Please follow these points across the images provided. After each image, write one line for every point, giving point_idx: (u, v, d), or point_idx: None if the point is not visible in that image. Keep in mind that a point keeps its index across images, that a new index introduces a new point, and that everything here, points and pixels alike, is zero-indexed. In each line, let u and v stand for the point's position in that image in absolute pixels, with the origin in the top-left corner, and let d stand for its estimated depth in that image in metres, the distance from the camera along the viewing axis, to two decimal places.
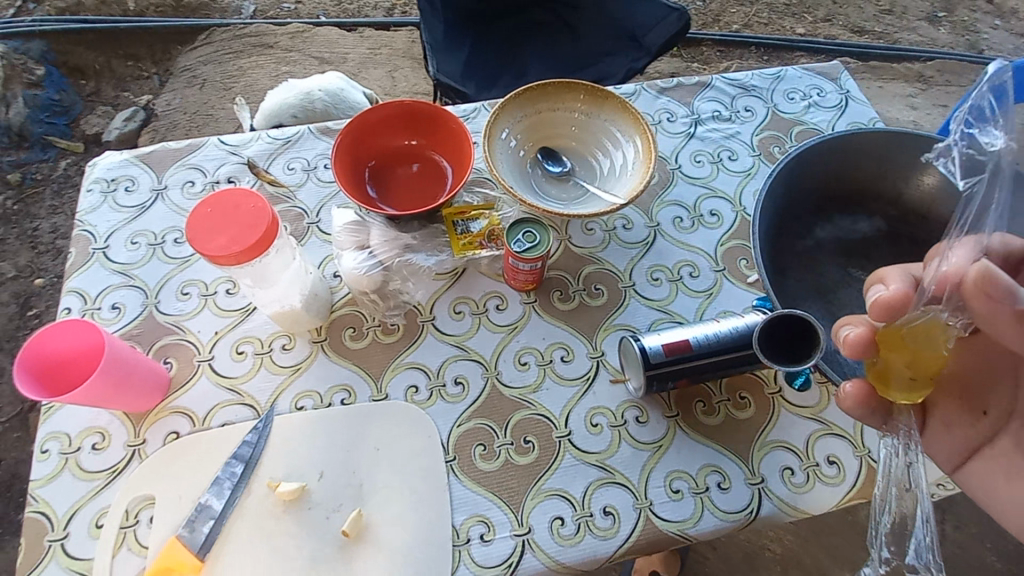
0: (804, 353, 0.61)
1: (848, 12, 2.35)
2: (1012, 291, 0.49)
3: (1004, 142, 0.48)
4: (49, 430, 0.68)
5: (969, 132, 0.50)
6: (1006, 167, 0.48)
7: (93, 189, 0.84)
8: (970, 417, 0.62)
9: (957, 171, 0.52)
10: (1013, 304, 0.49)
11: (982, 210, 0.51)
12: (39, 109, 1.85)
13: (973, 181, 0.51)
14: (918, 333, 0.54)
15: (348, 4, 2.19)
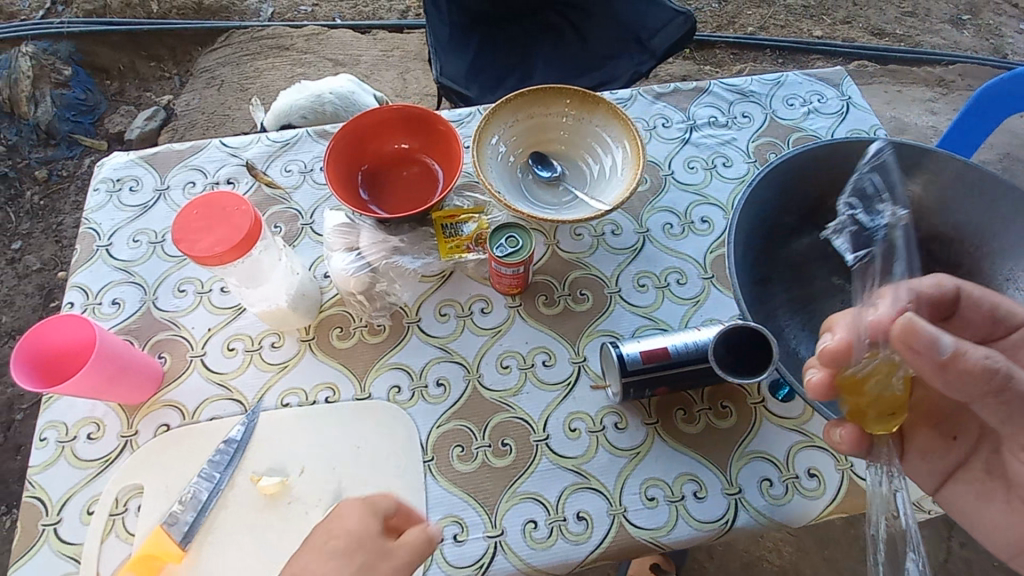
0: (757, 365, 0.62)
1: (869, 14, 2.30)
2: (932, 339, 0.48)
3: (884, 218, 0.61)
4: (48, 419, 0.71)
5: (857, 214, 0.64)
6: (888, 237, 0.60)
7: (100, 188, 0.87)
8: (942, 442, 0.62)
9: (848, 244, 0.63)
10: (936, 355, 0.48)
11: (884, 269, 0.59)
12: (66, 109, 1.92)
13: (862, 252, 0.62)
14: (874, 375, 0.55)
15: (362, 6, 2.23)
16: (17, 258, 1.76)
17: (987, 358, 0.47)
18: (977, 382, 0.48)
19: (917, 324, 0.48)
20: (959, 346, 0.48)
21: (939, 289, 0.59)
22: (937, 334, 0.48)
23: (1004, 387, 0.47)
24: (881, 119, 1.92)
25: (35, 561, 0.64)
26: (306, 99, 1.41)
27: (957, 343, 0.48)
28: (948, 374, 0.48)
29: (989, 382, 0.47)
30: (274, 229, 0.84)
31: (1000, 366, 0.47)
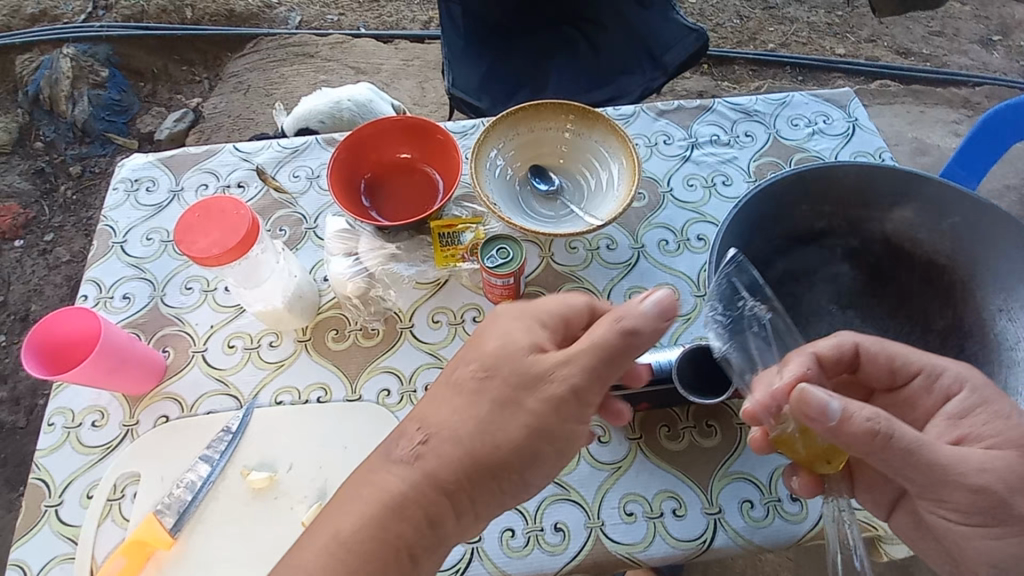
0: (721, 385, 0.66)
1: (894, 33, 2.27)
2: (824, 404, 0.53)
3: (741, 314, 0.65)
4: (57, 406, 0.75)
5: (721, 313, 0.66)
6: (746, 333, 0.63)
7: (119, 188, 0.92)
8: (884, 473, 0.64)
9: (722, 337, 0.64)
10: (828, 417, 0.53)
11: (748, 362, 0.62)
12: (101, 108, 2.01)
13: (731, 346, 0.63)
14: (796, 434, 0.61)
15: (387, 17, 2.29)
16: (49, 250, 1.85)
17: (872, 418, 0.52)
18: (867, 443, 0.52)
19: (809, 392, 0.53)
20: (846, 409, 0.53)
21: (838, 349, 0.61)
22: (826, 400, 0.53)
23: (891, 445, 0.52)
24: (902, 139, 1.89)
25: (36, 540, 0.67)
26: (326, 106, 1.45)
27: (845, 406, 0.53)
28: (842, 435, 0.53)
29: (876, 442, 0.52)
30: (279, 232, 0.87)
31: (884, 424, 0.52)
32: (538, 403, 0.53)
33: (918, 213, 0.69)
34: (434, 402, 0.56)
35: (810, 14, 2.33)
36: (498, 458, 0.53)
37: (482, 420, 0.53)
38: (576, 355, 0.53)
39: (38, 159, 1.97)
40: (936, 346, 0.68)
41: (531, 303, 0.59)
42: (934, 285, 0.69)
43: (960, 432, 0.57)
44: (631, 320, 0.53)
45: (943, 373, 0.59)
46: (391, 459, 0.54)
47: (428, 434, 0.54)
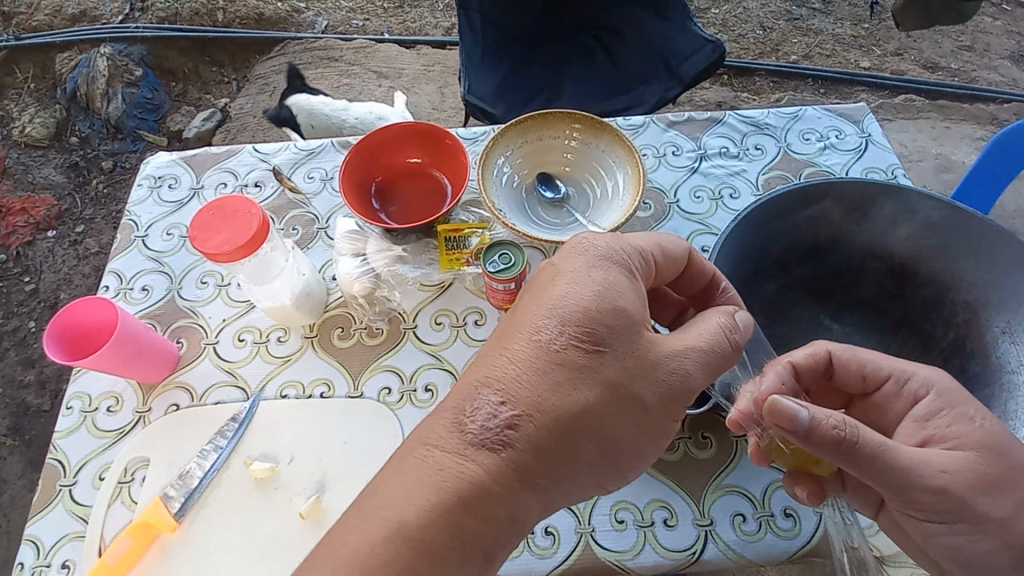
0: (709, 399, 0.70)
1: (922, 47, 2.23)
2: (792, 414, 0.53)
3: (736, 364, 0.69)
4: (76, 390, 0.79)
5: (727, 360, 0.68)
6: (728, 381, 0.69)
7: (143, 184, 0.96)
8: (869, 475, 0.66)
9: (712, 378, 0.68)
10: (797, 425, 0.54)
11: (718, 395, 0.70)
12: (134, 106, 2.09)
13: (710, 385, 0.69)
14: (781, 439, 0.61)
15: (410, 23, 2.33)
16: (79, 241, 1.92)
17: (838, 425, 0.53)
18: (834, 449, 0.53)
19: (779, 402, 0.53)
20: (815, 417, 0.53)
21: (812, 357, 0.64)
22: (795, 410, 0.53)
23: (857, 451, 0.52)
24: (925, 155, 1.84)
25: (50, 517, 0.70)
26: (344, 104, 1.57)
27: (814, 415, 0.53)
28: (811, 442, 0.54)
29: (842, 449, 0.53)
30: (292, 231, 0.90)
31: (850, 430, 0.52)
32: (654, 391, 0.51)
33: (920, 231, 0.69)
34: (514, 369, 0.49)
35: (835, 26, 2.30)
36: (596, 443, 0.50)
37: (586, 404, 0.49)
38: (694, 348, 0.53)
39: (73, 154, 2.06)
40: (937, 364, 0.69)
41: (621, 238, 0.57)
42: (936, 305, 0.70)
43: (926, 433, 0.58)
44: (739, 333, 0.56)
45: (911, 377, 0.60)
46: (464, 441, 0.48)
47: (517, 412, 0.48)
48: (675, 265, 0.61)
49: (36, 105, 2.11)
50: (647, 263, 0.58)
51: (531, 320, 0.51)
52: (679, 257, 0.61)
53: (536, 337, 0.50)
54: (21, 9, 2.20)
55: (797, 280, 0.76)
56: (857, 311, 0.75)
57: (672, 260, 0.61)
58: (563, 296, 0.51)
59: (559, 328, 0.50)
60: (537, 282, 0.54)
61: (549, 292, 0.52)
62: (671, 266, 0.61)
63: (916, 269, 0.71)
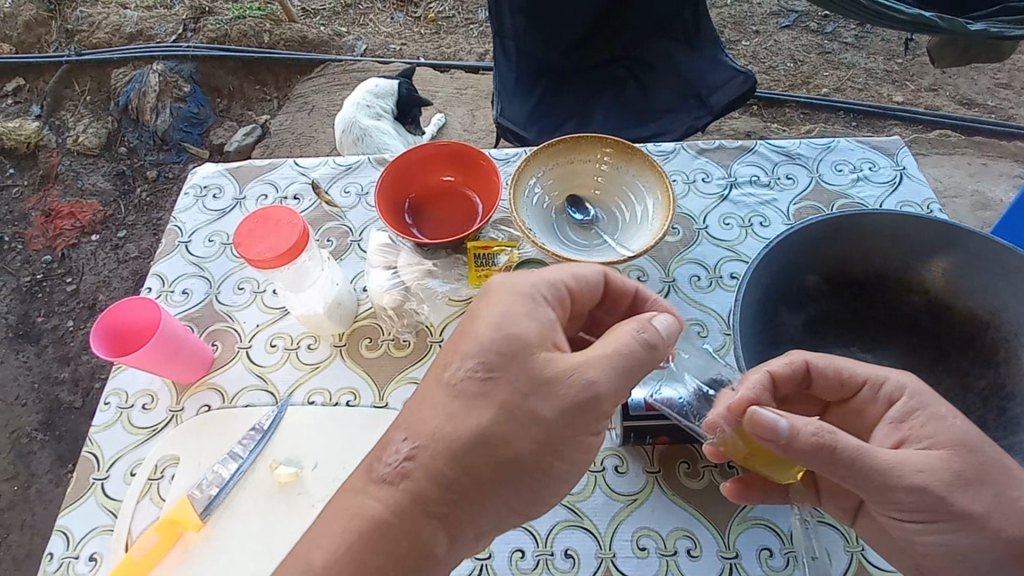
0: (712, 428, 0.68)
1: (958, 83, 2.21)
2: (770, 424, 0.53)
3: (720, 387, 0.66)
4: (114, 386, 0.81)
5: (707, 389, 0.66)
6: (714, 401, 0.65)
7: (189, 192, 1.01)
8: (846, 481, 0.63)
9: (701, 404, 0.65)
10: (776, 433, 0.53)
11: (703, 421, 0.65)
12: (181, 120, 2.19)
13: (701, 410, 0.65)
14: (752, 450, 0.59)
15: (446, 48, 2.41)
16: (120, 245, 2.00)
17: (817, 432, 0.51)
18: (815, 458, 0.52)
19: (757, 412, 0.54)
20: (794, 425, 0.53)
21: (790, 367, 0.61)
22: (773, 421, 0.53)
23: (839, 458, 0.51)
24: (962, 191, 1.78)
25: (82, 509, 0.72)
26: (392, 110, 1.79)
27: (792, 424, 0.53)
28: (791, 452, 0.53)
29: (821, 457, 0.51)
30: (327, 242, 0.93)
31: (830, 436, 0.51)
32: (553, 406, 0.50)
33: (956, 265, 0.68)
34: (420, 409, 0.52)
35: (867, 61, 2.30)
36: (498, 465, 0.49)
37: (483, 428, 0.49)
38: (595, 357, 0.51)
39: (121, 162, 2.17)
40: (975, 405, 0.67)
41: (527, 270, 0.58)
42: (973, 342, 0.68)
43: (901, 434, 0.55)
44: (652, 333, 0.53)
45: (885, 383, 0.58)
46: (371, 479, 0.50)
47: (416, 445, 0.50)
48: (590, 290, 0.61)
49: (90, 116, 2.24)
50: (560, 291, 0.57)
51: (440, 361, 0.54)
52: (595, 279, 0.61)
53: (443, 373, 0.52)
54: (84, 28, 2.36)
55: (830, 312, 0.75)
56: (892, 345, 0.73)
57: (586, 287, 0.60)
58: (464, 331, 0.53)
59: (459, 362, 0.51)
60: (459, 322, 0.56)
61: (459, 331, 0.54)
62: (587, 292, 0.61)
63: (951, 304, 0.70)
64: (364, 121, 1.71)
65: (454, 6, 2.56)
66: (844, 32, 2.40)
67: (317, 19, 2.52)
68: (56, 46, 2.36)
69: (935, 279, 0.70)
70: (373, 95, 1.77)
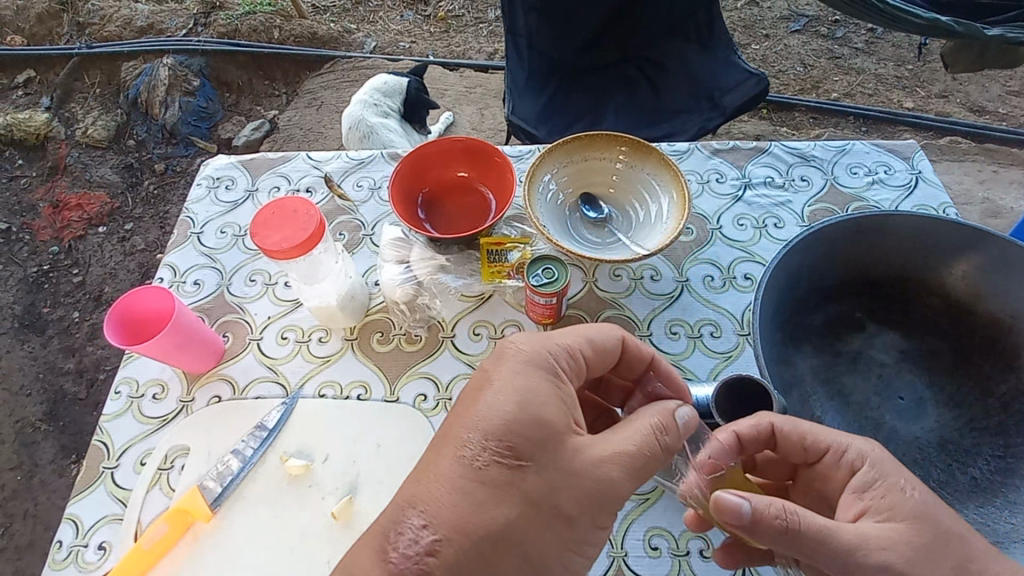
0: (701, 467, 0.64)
1: (968, 90, 2.20)
2: (733, 507, 0.49)
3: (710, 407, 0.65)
4: (125, 375, 0.81)
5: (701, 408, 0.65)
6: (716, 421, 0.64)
7: (202, 183, 1.01)
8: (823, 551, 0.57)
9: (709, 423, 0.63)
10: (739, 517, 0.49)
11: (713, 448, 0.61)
12: (190, 114, 2.19)
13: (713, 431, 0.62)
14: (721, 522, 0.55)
15: (455, 47, 2.42)
16: (127, 238, 2.00)
17: (780, 513, 0.48)
18: (779, 540, 0.48)
19: (719, 497, 0.49)
20: (757, 508, 0.49)
21: (755, 429, 0.57)
22: (738, 503, 0.49)
23: (802, 540, 0.48)
24: (972, 199, 1.77)
25: (92, 497, 0.72)
26: (398, 109, 1.79)
27: (755, 505, 0.49)
28: (757, 534, 0.49)
29: (786, 537, 0.48)
30: (339, 236, 0.93)
31: (792, 517, 0.48)
32: (575, 499, 0.49)
33: (979, 267, 0.68)
34: (437, 492, 0.48)
35: (877, 66, 2.29)
36: (519, 559, 0.47)
37: (507, 522, 0.47)
38: (618, 453, 0.50)
39: (129, 155, 2.17)
40: (996, 411, 0.66)
41: (547, 337, 0.57)
42: (994, 347, 0.68)
43: (862, 505, 0.51)
44: (672, 435, 0.52)
45: (847, 450, 0.54)
46: (386, 572, 0.45)
47: (439, 536, 0.46)
48: (606, 358, 0.60)
49: (99, 108, 2.24)
50: (577, 359, 0.57)
51: (454, 433, 0.50)
52: (612, 346, 0.61)
53: (459, 449, 0.49)
54: (94, 20, 2.36)
55: (846, 313, 0.74)
56: (910, 349, 0.73)
57: (602, 354, 0.60)
58: (483, 404, 0.51)
59: (481, 441, 0.49)
60: (467, 391, 0.53)
61: (470, 403, 0.52)
62: (602, 359, 0.60)
63: (973, 307, 0.69)
64: (371, 118, 1.70)
65: (463, 5, 2.56)
66: (854, 38, 2.40)
67: (327, 15, 2.52)
68: (66, 38, 2.36)
69: (956, 281, 0.70)
70: (382, 93, 1.77)
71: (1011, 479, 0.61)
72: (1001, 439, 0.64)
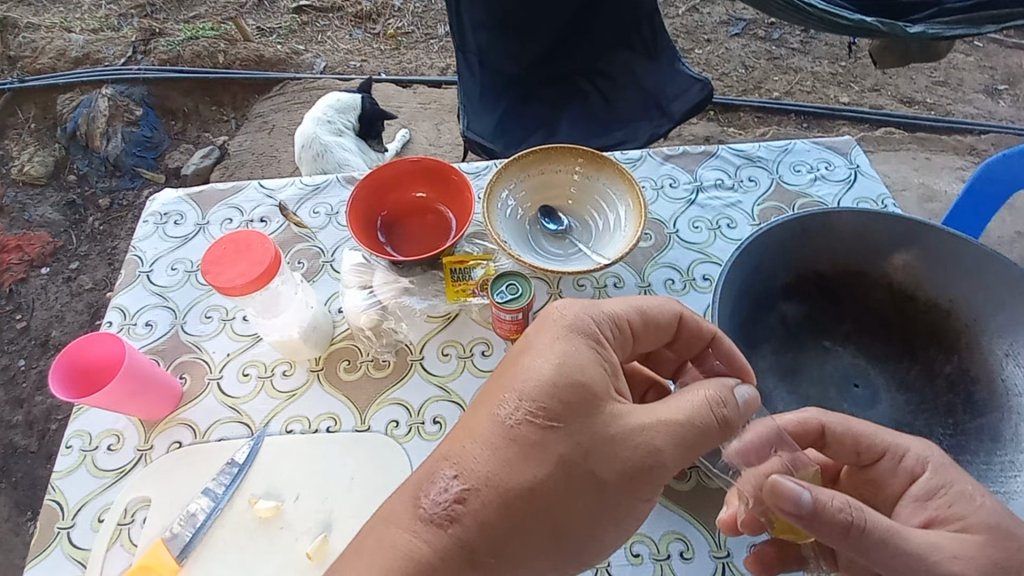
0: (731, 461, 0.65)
1: (898, 83, 2.33)
2: (795, 495, 0.50)
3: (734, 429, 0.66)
4: (76, 428, 0.77)
5: None
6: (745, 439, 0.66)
7: (149, 220, 0.97)
8: None
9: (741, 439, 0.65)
10: (799, 507, 0.50)
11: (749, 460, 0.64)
12: (134, 144, 2.11)
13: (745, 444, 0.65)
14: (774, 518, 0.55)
15: (406, 64, 2.41)
16: (73, 277, 1.91)
17: (843, 507, 0.49)
18: (841, 535, 0.49)
19: (781, 483, 0.50)
20: (817, 499, 0.50)
21: (802, 426, 0.60)
22: (797, 491, 0.50)
23: (864, 537, 0.49)
24: (908, 185, 1.88)
25: (48, 561, 0.68)
26: (354, 125, 1.78)
27: (815, 496, 0.50)
28: (816, 528, 0.50)
29: (852, 535, 0.49)
30: (298, 264, 0.91)
31: (857, 515, 0.49)
32: (613, 469, 0.49)
33: (917, 258, 0.73)
34: (468, 445, 0.50)
35: (813, 64, 2.41)
36: (547, 522, 0.48)
37: (536, 482, 0.48)
38: (668, 422, 0.50)
39: (71, 191, 2.07)
40: (943, 391, 0.70)
41: (594, 304, 0.56)
42: (937, 331, 0.72)
43: (929, 515, 0.55)
44: (731, 407, 0.51)
45: (906, 453, 0.57)
46: (417, 515, 0.48)
47: (467, 487, 0.48)
48: (659, 330, 0.61)
49: (36, 144, 2.13)
50: (624, 326, 0.57)
51: (493, 393, 0.52)
52: (670, 321, 0.61)
53: (495, 408, 0.50)
54: (26, 53, 2.25)
55: (801, 306, 0.77)
56: (860, 338, 0.76)
57: (653, 325, 0.60)
58: (524, 367, 0.51)
59: (516, 402, 0.50)
60: (511, 352, 0.54)
61: (512, 365, 0.52)
62: (656, 332, 0.61)
63: (914, 293, 0.73)
64: (325, 137, 1.68)
65: (413, 21, 2.56)
66: (790, 38, 2.51)
67: (273, 37, 2.48)
68: None
69: (893, 272, 0.74)
70: (336, 110, 1.75)
71: (962, 456, 0.65)
72: (950, 419, 0.69)
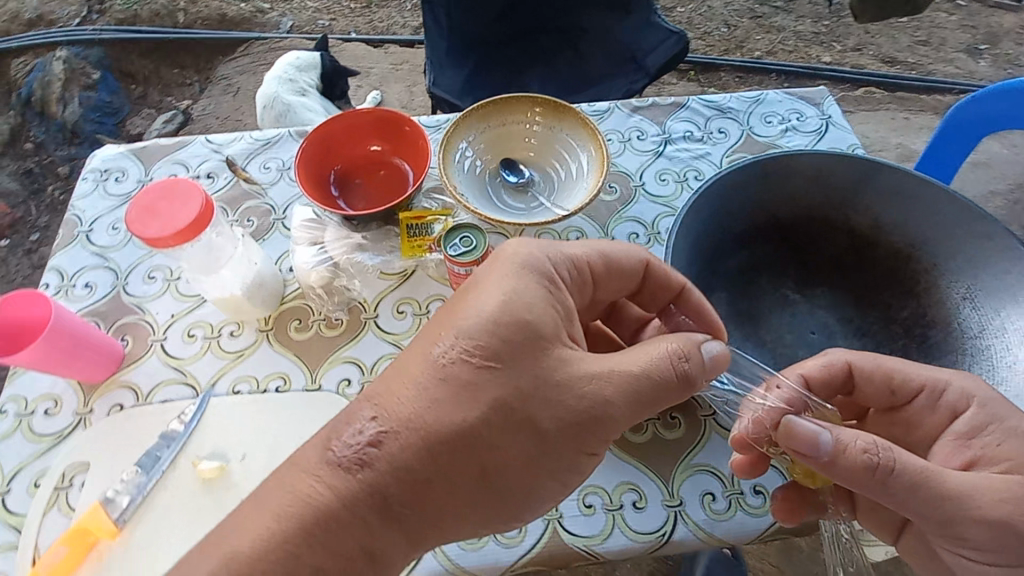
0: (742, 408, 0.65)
1: (881, 42, 2.28)
2: (812, 436, 0.53)
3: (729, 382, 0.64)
4: (10, 393, 0.74)
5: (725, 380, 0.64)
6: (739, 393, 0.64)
7: (88, 178, 0.92)
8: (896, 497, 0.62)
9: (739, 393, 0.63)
10: (816, 447, 0.53)
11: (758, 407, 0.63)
12: (92, 109, 2.01)
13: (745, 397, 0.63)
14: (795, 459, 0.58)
15: (377, 22, 2.31)
16: (34, 249, 1.84)
17: (867, 448, 0.51)
18: (864, 477, 0.50)
19: (794, 421, 0.54)
20: (837, 440, 0.52)
21: (829, 370, 0.60)
22: (815, 433, 0.53)
23: (891, 477, 0.50)
24: (888, 144, 1.86)
25: None
26: (316, 84, 1.70)
27: (835, 436, 0.52)
28: (836, 468, 0.52)
29: (877, 476, 0.50)
30: (247, 222, 0.87)
31: (884, 454, 0.50)
32: (555, 418, 0.47)
33: (883, 203, 0.71)
34: (394, 385, 0.47)
35: (796, 23, 2.35)
36: (475, 471, 0.47)
37: (466, 425, 0.46)
38: (621, 372, 0.49)
39: (28, 160, 1.97)
40: (901, 336, 0.69)
41: (552, 245, 0.54)
42: (899, 276, 0.71)
43: (972, 454, 0.54)
44: (694, 362, 0.50)
45: (948, 388, 0.56)
46: (323, 460, 0.46)
47: (385, 429, 0.46)
48: (622, 277, 0.58)
49: None
50: (582, 271, 0.55)
51: (432, 332, 0.49)
52: (634, 266, 0.58)
53: (431, 347, 0.48)
54: None
55: (764, 256, 0.75)
56: (819, 287, 0.75)
57: (616, 274, 0.58)
58: (468, 305, 0.49)
59: (453, 340, 0.47)
60: (457, 291, 0.52)
61: (457, 304, 0.50)
62: (617, 279, 0.58)
63: (876, 240, 0.72)
64: (286, 96, 1.60)
65: None
66: None
67: None
68: None
69: (859, 218, 0.72)
70: (297, 68, 1.68)
71: None
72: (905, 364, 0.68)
